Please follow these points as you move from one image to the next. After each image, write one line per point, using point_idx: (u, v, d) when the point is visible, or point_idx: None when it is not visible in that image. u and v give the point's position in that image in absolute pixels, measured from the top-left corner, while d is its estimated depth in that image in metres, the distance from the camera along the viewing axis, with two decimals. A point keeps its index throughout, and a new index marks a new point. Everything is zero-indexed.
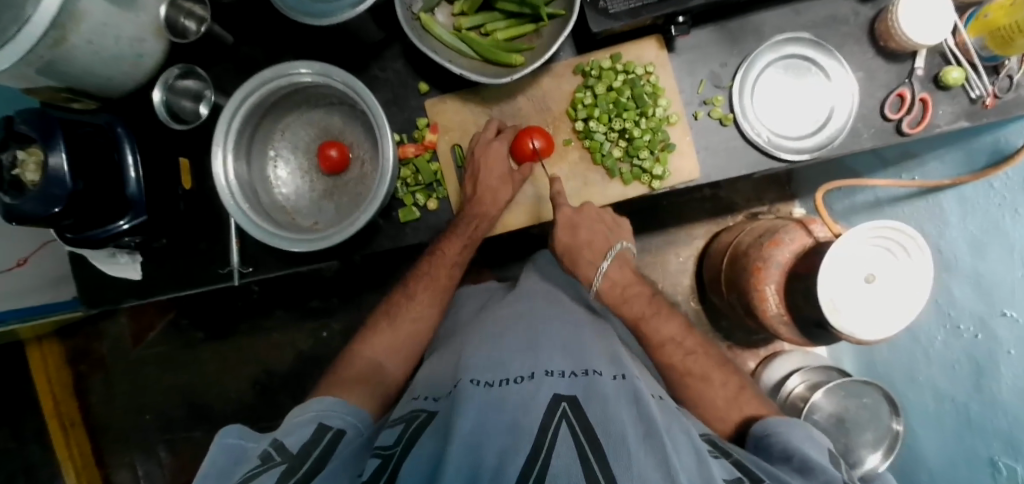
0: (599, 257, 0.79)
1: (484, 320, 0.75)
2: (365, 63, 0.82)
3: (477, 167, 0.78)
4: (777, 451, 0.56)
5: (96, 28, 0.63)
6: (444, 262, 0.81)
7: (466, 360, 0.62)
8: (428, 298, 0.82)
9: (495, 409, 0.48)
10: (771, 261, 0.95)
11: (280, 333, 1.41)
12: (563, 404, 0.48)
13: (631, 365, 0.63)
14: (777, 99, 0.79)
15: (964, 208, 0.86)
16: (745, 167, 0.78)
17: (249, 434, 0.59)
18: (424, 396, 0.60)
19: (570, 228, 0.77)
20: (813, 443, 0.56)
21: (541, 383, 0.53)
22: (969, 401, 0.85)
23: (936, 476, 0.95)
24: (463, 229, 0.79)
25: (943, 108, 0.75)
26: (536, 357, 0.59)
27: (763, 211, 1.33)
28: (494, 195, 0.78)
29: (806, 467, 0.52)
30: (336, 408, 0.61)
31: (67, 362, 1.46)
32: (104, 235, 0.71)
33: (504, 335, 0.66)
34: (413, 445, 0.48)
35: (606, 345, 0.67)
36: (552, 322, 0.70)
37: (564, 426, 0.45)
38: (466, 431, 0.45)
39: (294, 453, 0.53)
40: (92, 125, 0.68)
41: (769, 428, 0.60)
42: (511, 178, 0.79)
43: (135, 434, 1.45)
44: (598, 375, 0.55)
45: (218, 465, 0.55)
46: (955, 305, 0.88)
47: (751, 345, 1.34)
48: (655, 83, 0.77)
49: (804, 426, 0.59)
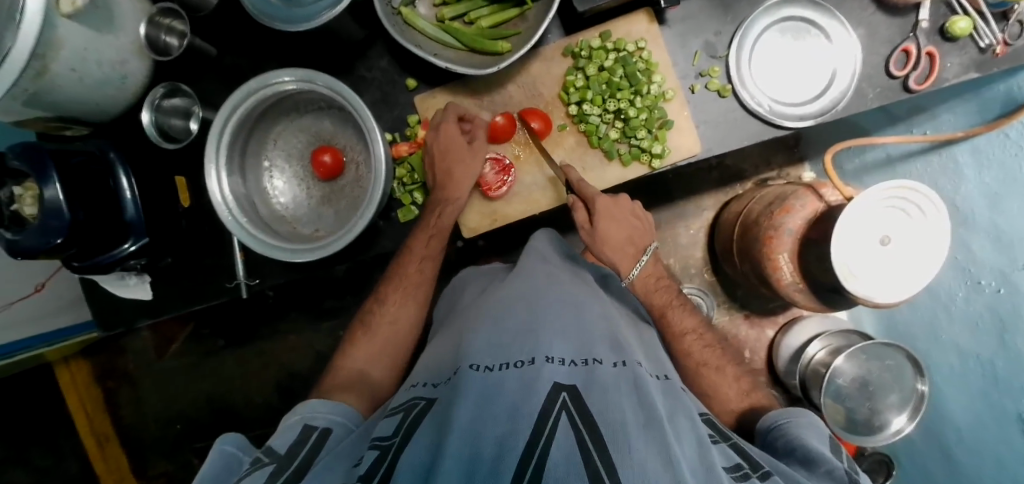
0: (639, 251, 0.83)
1: (483, 304, 0.73)
2: (351, 63, 0.80)
3: (433, 149, 0.77)
4: (781, 444, 0.56)
5: (77, 55, 0.62)
6: (413, 258, 0.79)
7: (466, 344, 0.61)
8: (404, 289, 0.80)
9: (495, 396, 0.47)
10: (783, 229, 0.93)
11: (298, 335, 1.42)
12: (563, 394, 0.47)
13: (633, 352, 0.62)
14: (777, 64, 0.76)
15: (979, 161, 0.83)
16: (747, 138, 0.75)
17: (246, 444, 0.57)
18: (424, 384, 0.59)
19: (611, 218, 0.79)
20: (816, 431, 0.56)
21: (541, 369, 0.51)
22: (996, 360, 0.84)
23: (964, 435, 0.93)
24: (431, 215, 0.78)
25: (951, 60, 0.72)
26: (537, 339, 0.58)
27: (773, 177, 1.30)
28: (457, 176, 0.76)
29: (809, 458, 0.51)
30: (322, 409, 0.61)
31: (95, 379, 1.50)
32: (110, 261, 0.71)
33: (505, 317, 0.64)
34: (413, 433, 0.47)
35: (609, 328, 0.66)
36: (553, 301, 0.68)
37: (564, 416, 0.43)
38: (465, 420, 0.43)
39: (282, 454, 0.52)
40: (84, 152, 0.68)
41: (773, 421, 0.60)
42: (470, 155, 0.76)
43: (167, 444, 1.49)
44: (599, 364, 0.54)
45: (211, 472, 0.52)
46: (975, 262, 0.85)
47: (768, 312, 1.32)
48: (648, 59, 0.75)
49: (810, 416, 0.59)
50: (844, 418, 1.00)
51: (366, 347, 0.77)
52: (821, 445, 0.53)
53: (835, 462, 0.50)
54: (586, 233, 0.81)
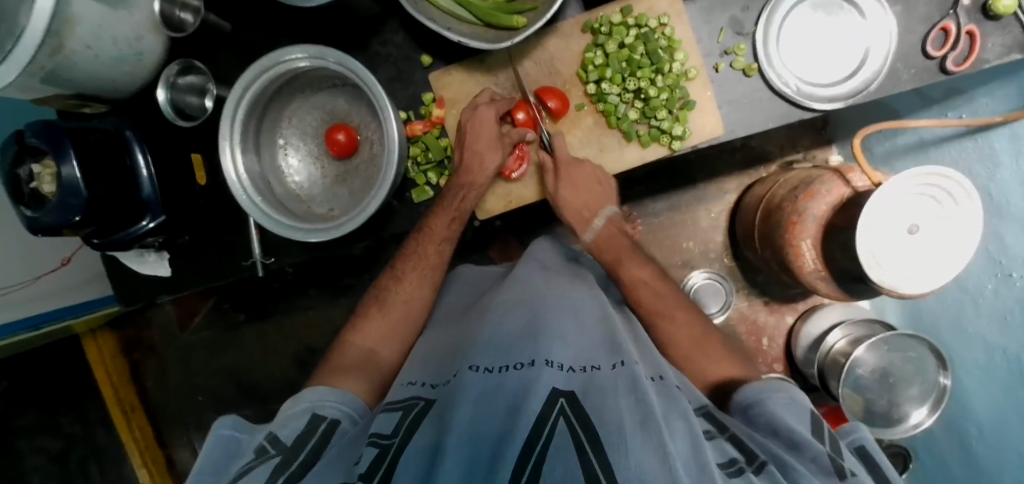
0: (593, 215, 0.82)
1: (481, 308, 0.73)
2: (365, 40, 0.79)
3: (467, 127, 0.76)
4: (762, 424, 0.54)
5: (92, 31, 0.62)
6: (432, 239, 0.79)
7: (469, 343, 0.62)
8: (417, 279, 0.80)
9: (494, 398, 0.48)
10: (807, 214, 0.91)
11: (316, 311, 1.44)
12: (561, 400, 0.46)
13: (631, 349, 0.59)
14: (806, 43, 0.72)
15: (1015, 147, 0.79)
16: (772, 120, 0.73)
17: (244, 425, 0.58)
18: (422, 382, 0.59)
19: (569, 185, 0.77)
20: (795, 408, 0.55)
21: (540, 372, 0.50)
22: (1021, 354, 0.81)
23: (986, 429, 0.91)
24: (452, 200, 0.78)
25: (993, 40, 0.67)
26: (536, 341, 0.57)
27: (799, 159, 1.26)
28: (481, 162, 0.75)
29: (794, 442, 0.49)
30: (330, 397, 0.61)
31: (121, 351, 1.56)
32: (129, 238, 0.73)
33: (504, 319, 0.64)
34: (412, 433, 0.47)
35: (605, 329, 0.65)
36: (552, 306, 0.67)
37: (561, 423, 0.43)
38: (465, 422, 0.44)
39: (288, 445, 0.52)
40: (101, 131, 0.68)
41: (750, 396, 0.58)
42: (500, 141, 0.75)
43: (190, 415, 1.54)
44: (598, 369, 0.53)
45: (211, 457, 0.54)
46: (1008, 253, 0.82)
47: (789, 299, 1.29)
48: (670, 36, 0.72)
49: (788, 388, 0.58)
50: (862, 408, 1.00)
51: (380, 326, 0.77)
52: (800, 425, 0.52)
53: (819, 445, 0.48)
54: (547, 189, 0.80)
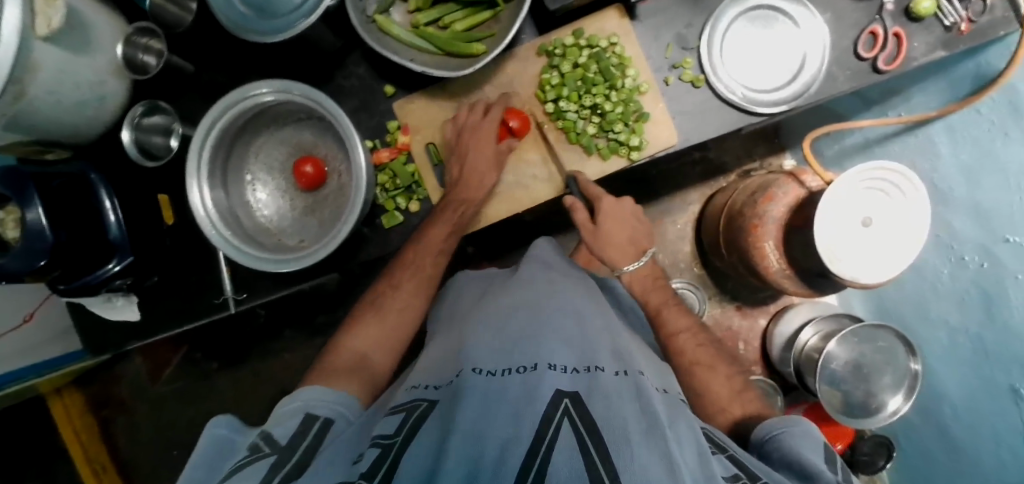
0: (639, 252, 0.83)
1: (477, 312, 0.74)
2: (329, 74, 0.81)
3: (462, 150, 0.77)
4: (777, 458, 0.54)
5: (54, 76, 0.63)
6: (423, 257, 0.79)
7: (463, 348, 0.62)
8: (405, 294, 0.79)
9: (496, 400, 0.48)
10: (767, 217, 0.95)
11: (292, 351, 1.41)
12: (566, 400, 0.47)
13: (637, 362, 0.63)
14: (748, 54, 0.77)
15: (953, 137, 0.84)
16: (723, 127, 0.77)
17: (240, 426, 0.56)
18: (423, 385, 0.59)
19: (614, 220, 0.80)
20: (811, 441, 0.55)
21: (543, 375, 0.51)
22: (982, 332, 0.85)
23: (960, 411, 0.94)
24: (449, 214, 0.78)
25: (917, 40, 0.73)
26: (541, 345, 0.58)
27: (754, 168, 1.32)
28: (480, 179, 0.77)
29: (806, 474, 0.50)
30: (324, 398, 0.60)
31: (89, 409, 1.48)
32: (96, 281, 0.71)
33: (508, 320, 0.65)
34: (414, 437, 0.47)
35: (609, 338, 0.66)
36: (557, 311, 0.68)
37: (566, 424, 0.44)
38: (468, 423, 0.44)
39: (283, 444, 0.51)
40: (66, 174, 0.68)
41: (769, 431, 0.58)
42: (498, 161, 0.78)
43: (165, 471, 1.47)
44: (601, 371, 0.55)
45: (204, 458, 0.52)
46: (957, 237, 0.87)
47: (759, 303, 1.32)
48: (621, 54, 0.76)
49: (805, 422, 0.58)
50: (841, 402, 1.01)
51: (374, 334, 0.75)
52: (817, 457, 0.53)
53: (830, 476, 0.49)
54: (588, 233, 0.81)
